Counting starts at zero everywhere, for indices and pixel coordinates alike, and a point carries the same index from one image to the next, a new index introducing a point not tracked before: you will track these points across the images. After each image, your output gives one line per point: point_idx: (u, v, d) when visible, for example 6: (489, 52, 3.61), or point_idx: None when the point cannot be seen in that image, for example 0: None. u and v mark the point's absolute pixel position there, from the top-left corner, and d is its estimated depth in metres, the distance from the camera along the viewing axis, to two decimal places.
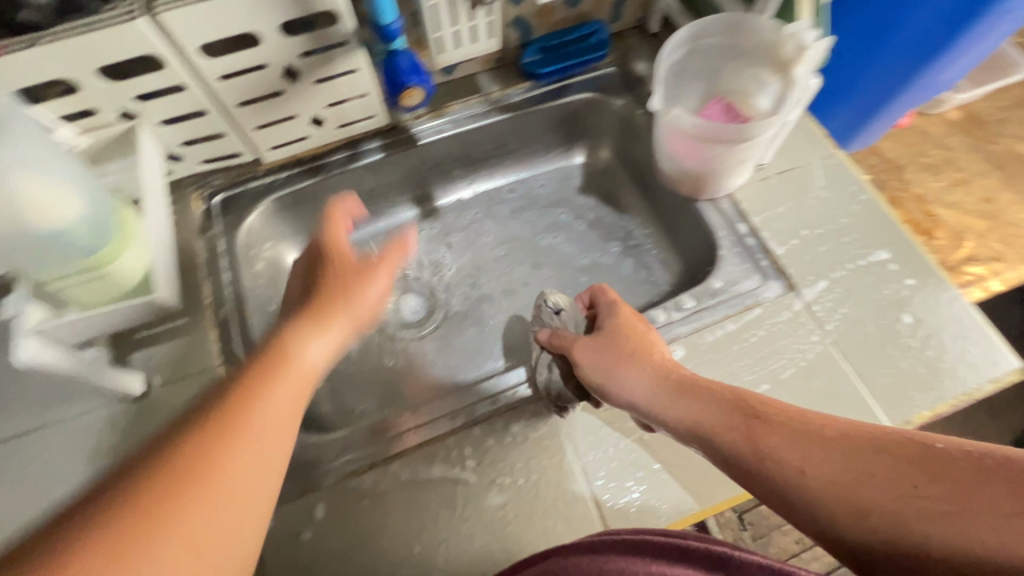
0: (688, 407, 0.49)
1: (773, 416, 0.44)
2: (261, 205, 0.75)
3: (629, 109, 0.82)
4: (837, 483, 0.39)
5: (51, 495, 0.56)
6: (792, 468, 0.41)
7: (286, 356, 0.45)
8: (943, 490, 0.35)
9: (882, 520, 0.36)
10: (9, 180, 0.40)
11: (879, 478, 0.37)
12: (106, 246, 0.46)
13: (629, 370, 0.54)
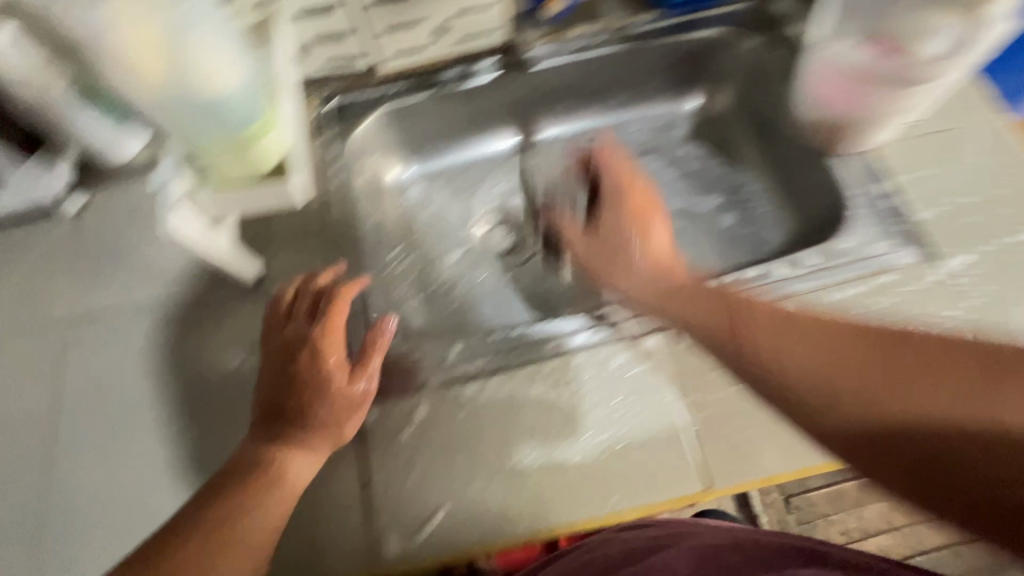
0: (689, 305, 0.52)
1: (755, 319, 0.48)
2: (375, 113, 0.74)
3: (761, 51, 0.75)
4: (826, 372, 0.43)
5: (182, 360, 0.61)
6: (771, 355, 0.46)
7: (261, 481, 0.48)
8: (915, 365, 0.40)
9: (882, 401, 0.40)
10: (182, 39, 0.40)
11: (850, 357, 0.43)
12: (253, 126, 0.45)
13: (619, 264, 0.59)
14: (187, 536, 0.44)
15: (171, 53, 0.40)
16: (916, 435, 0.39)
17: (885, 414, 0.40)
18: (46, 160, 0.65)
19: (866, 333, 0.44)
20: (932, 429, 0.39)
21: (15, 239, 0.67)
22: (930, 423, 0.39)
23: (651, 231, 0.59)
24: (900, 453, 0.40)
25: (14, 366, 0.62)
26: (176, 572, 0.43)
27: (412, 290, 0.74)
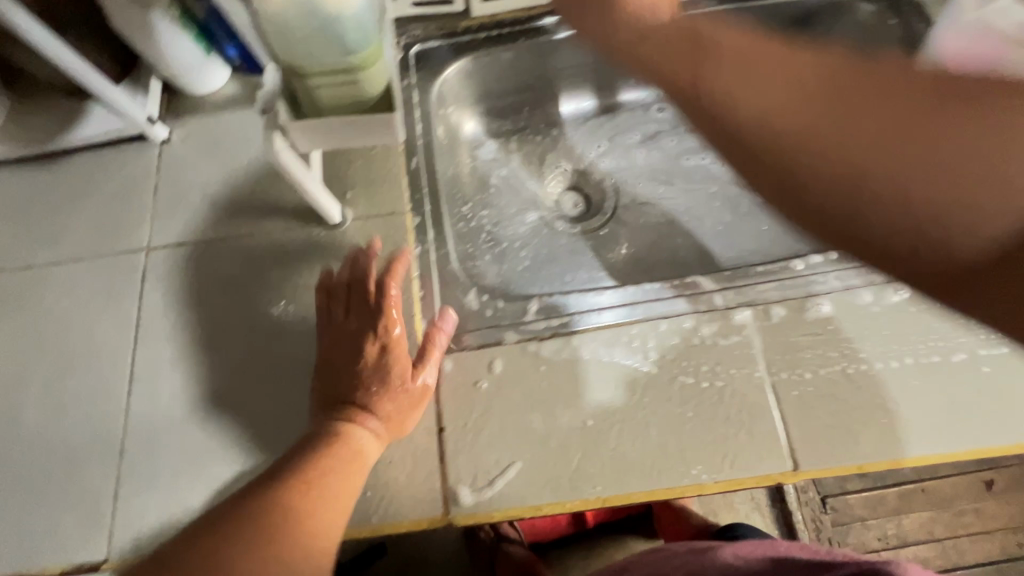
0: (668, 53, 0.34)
1: (726, 44, 0.32)
2: (456, 63, 0.72)
3: (878, 17, 0.69)
4: (813, 97, 0.27)
5: (257, 295, 0.61)
6: (724, 94, 0.31)
7: (328, 455, 0.47)
8: (901, 106, 0.25)
9: (809, 133, 0.27)
10: None
11: (825, 85, 0.28)
12: (368, 50, 0.43)
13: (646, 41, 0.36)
14: (255, 502, 0.44)
15: None
16: (944, 177, 0.24)
17: (923, 146, 0.24)
18: (140, 87, 0.67)
19: (829, 66, 0.28)
20: (874, 153, 0.25)
21: (101, 164, 0.68)
22: (956, 146, 0.24)
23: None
24: (828, 208, 0.27)
25: (96, 288, 0.63)
26: (247, 538, 0.42)
27: (482, 246, 0.72)
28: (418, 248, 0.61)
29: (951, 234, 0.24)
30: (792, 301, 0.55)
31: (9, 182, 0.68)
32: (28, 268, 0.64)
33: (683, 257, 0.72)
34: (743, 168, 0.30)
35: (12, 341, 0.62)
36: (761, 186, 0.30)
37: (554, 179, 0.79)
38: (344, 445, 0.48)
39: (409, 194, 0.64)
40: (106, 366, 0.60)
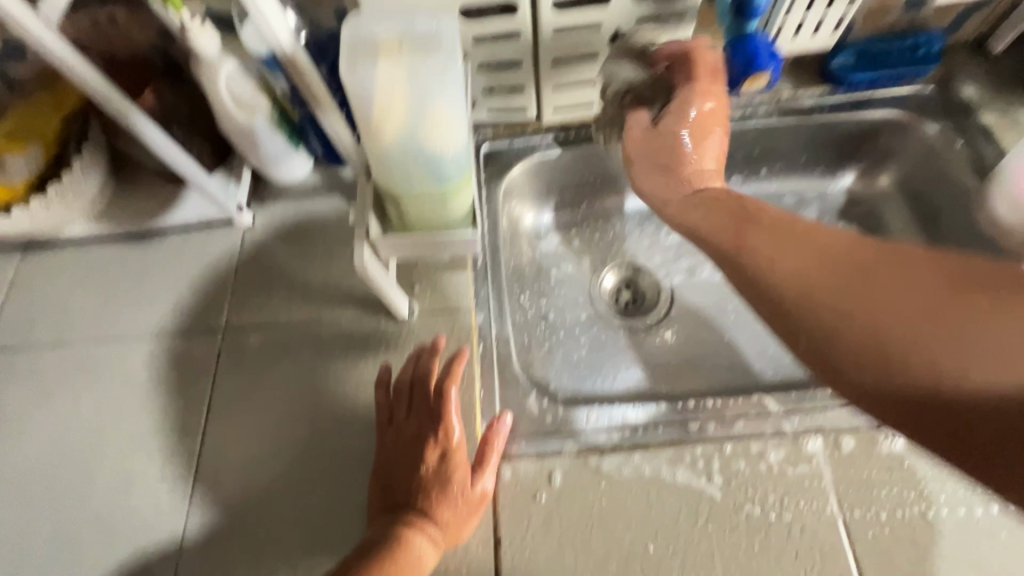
0: (776, 247, 0.47)
1: (761, 220, 0.50)
2: (524, 162, 0.74)
3: (944, 139, 0.69)
4: (885, 323, 0.40)
5: (324, 383, 0.63)
6: (763, 260, 0.47)
7: (394, 566, 0.47)
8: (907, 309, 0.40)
9: (858, 314, 0.41)
10: (439, 104, 0.41)
11: (852, 283, 0.42)
12: (464, 182, 0.47)
13: (754, 238, 0.48)
14: None
15: (425, 114, 0.42)
16: (943, 371, 0.37)
17: (916, 347, 0.38)
18: (233, 174, 0.72)
19: (851, 257, 0.44)
20: (877, 329, 0.40)
21: (190, 244, 0.73)
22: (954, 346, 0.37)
23: (706, 138, 0.58)
24: (838, 355, 0.41)
25: (176, 364, 0.66)
26: None
27: (536, 337, 0.73)
28: (481, 346, 0.62)
29: (944, 392, 0.37)
30: (863, 432, 0.53)
31: (108, 256, 0.74)
32: (117, 340, 0.69)
33: (738, 361, 0.72)
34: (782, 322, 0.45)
35: (96, 410, 0.65)
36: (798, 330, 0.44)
37: (608, 273, 0.80)
38: (405, 555, 0.48)
39: (474, 290, 0.65)
40: (179, 444, 0.62)
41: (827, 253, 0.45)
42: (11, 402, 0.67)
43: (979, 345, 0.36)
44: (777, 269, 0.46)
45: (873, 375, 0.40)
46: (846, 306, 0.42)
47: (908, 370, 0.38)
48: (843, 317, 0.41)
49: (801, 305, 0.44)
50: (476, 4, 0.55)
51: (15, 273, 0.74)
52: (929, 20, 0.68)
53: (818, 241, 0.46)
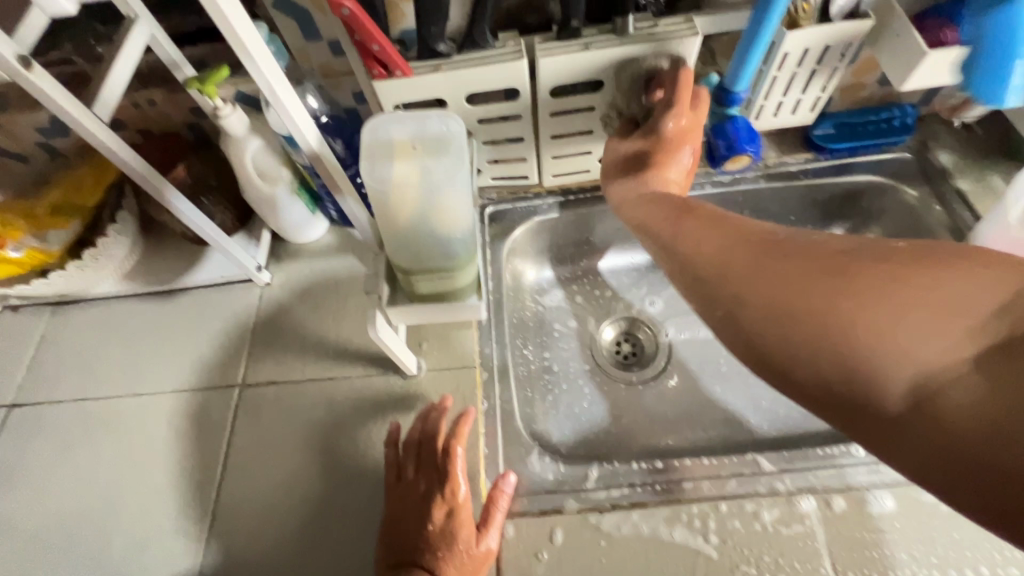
0: (703, 236, 0.49)
1: (696, 212, 0.52)
2: (526, 223, 0.79)
3: (923, 202, 0.73)
4: (784, 295, 0.40)
5: (336, 438, 0.66)
6: (688, 243, 0.49)
7: None
8: (815, 277, 0.40)
9: (766, 283, 0.42)
10: (447, 195, 0.46)
11: (768, 258, 0.43)
12: (470, 259, 0.51)
13: (680, 230, 0.51)
14: None
15: (435, 203, 0.46)
16: (844, 336, 0.37)
17: (822, 309, 0.38)
18: (253, 237, 0.77)
19: (770, 238, 0.45)
20: (780, 295, 0.40)
21: (210, 301, 0.77)
22: (856, 313, 0.37)
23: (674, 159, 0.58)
24: (744, 320, 0.42)
25: (196, 420, 0.70)
26: None
27: (540, 390, 0.76)
28: (486, 404, 0.64)
29: (845, 357, 0.36)
30: (853, 491, 0.55)
31: (134, 313, 0.78)
32: (139, 395, 0.72)
33: (735, 415, 0.74)
34: (700, 291, 0.47)
35: (121, 465, 0.69)
36: (712, 301, 0.45)
37: (608, 326, 0.83)
38: None
39: (479, 347, 0.69)
40: (198, 499, 0.65)
41: (741, 240, 0.46)
42: (39, 457, 0.70)
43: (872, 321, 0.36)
44: (696, 255, 0.48)
45: (775, 350, 0.40)
46: (749, 285, 0.43)
47: (810, 334, 0.38)
48: (749, 294, 0.42)
49: (717, 286, 0.45)
50: (481, 92, 0.59)
51: (46, 330, 0.78)
52: (904, 94, 0.73)
53: (734, 230, 0.47)
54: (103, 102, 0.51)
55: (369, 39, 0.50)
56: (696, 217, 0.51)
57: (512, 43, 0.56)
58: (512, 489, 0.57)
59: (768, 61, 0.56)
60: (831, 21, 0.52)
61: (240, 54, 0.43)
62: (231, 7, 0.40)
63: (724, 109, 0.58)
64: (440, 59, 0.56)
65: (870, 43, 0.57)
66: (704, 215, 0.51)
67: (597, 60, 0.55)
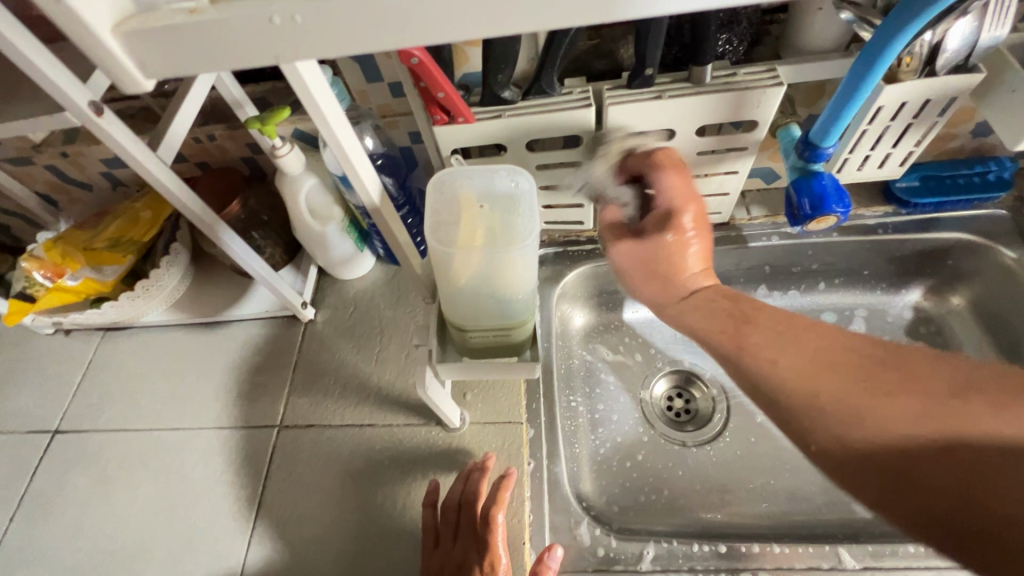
0: (784, 352, 0.45)
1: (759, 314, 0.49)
2: (579, 267, 0.75)
3: None
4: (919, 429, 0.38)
5: (374, 492, 0.63)
6: (763, 354, 0.46)
7: None
8: (926, 388, 0.40)
9: (864, 398, 0.40)
10: (504, 262, 0.43)
11: (858, 366, 0.42)
12: (528, 315, 0.47)
13: (755, 337, 0.47)
14: None
15: (493, 266, 0.43)
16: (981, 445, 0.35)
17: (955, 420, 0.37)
18: (301, 273, 0.76)
19: (854, 345, 0.44)
20: (889, 408, 0.39)
21: (253, 335, 0.76)
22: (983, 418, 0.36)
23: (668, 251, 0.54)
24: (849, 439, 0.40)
25: (233, 460, 0.68)
26: None
27: (587, 446, 0.71)
28: (532, 464, 0.60)
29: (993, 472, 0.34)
30: None
31: (179, 342, 0.78)
32: (179, 429, 0.71)
33: (803, 491, 0.68)
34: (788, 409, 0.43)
35: (157, 502, 0.67)
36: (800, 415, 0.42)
37: (660, 378, 0.77)
38: None
39: (526, 402, 0.64)
40: (230, 548, 0.63)
41: (836, 360, 0.43)
42: (77, 487, 0.70)
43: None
44: (782, 379, 0.44)
45: (915, 482, 0.37)
46: (845, 396, 0.41)
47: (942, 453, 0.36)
48: (862, 412, 0.40)
49: (814, 408, 0.42)
50: (543, 138, 0.57)
51: (94, 354, 0.79)
52: (1000, 146, 0.67)
53: (813, 343, 0.45)
54: (168, 143, 0.51)
55: (435, 86, 0.48)
56: (760, 318, 0.48)
57: (579, 90, 0.54)
58: (557, 566, 0.52)
59: (861, 114, 0.52)
60: (938, 75, 0.48)
61: (307, 107, 0.36)
62: (310, 73, 0.34)
63: (807, 164, 0.53)
64: (503, 105, 0.54)
65: (977, 96, 0.52)
66: (765, 307, 0.49)
67: (670, 108, 0.52)
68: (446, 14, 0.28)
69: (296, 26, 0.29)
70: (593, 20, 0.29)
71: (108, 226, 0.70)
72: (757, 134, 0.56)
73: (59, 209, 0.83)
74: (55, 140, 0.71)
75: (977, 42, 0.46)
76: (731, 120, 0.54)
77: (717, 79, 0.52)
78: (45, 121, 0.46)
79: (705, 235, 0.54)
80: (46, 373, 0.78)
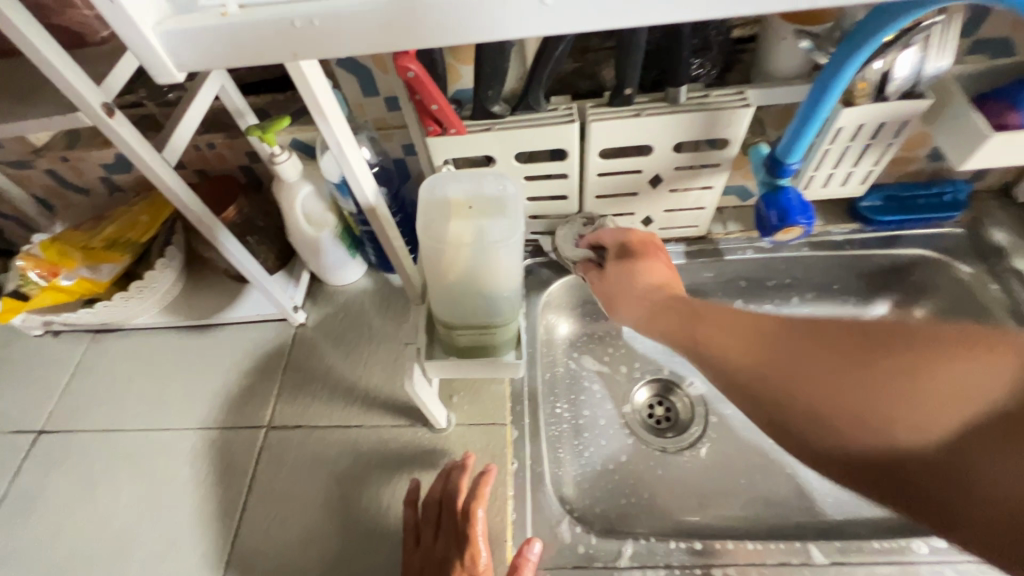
0: (725, 334, 0.43)
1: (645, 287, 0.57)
2: (564, 277, 0.78)
3: (978, 280, 0.70)
4: (848, 397, 0.34)
5: (358, 493, 0.64)
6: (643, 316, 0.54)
7: None
8: (792, 326, 0.40)
9: (726, 342, 0.42)
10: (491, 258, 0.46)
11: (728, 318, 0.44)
12: (513, 314, 0.50)
13: (639, 311, 0.55)
14: None
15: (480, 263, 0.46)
16: (833, 373, 0.35)
17: (826, 352, 0.36)
18: (293, 278, 0.78)
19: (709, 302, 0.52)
20: (754, 346, 0.41)
21: (244, 338, 0.78)
22: (840, 352, 0.36)
23: (647, 267, 0.59)
24: (735, 385, 0.40)
25: (219, 460, 0.69)
26: None
27: (570, 451, 0.73)
28: (515, 464, 0.61)
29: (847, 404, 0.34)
30: None
31: (169, 345, 0.78)
32: (165, 429, 0.72)
33: (777, 495, 0.70)
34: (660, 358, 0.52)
35: (140, 502, 0.68)
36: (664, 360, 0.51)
37: (640, 387, 0.80)
38: None
39: (510, 404, 0.66)
40: (213, 547, 0.63)
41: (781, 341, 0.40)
42: (59, 487, 0.70)
43: (879, 380, 0.34)
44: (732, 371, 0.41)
45: (800, 411, 0.36)
46: (717, 338, 0.43)
47: (798, 381, 0.37)
48: (720, 352, 0.43)
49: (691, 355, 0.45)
50: (529, 151, 0.60)
51: (82, 357, 0.79)
52: (954, 169, 0.72)
53: (680, 300, 0.53)
54: (174, 146, 0.54)
55: (429, 99, 0.52)
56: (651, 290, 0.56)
57: (564, 107, 0.58)
58: (532, 562, 0.53)
59: (822, 134, 0.56)
60: (890, 100, 0.52)
61: (311, 106, 0.39)
62: (314, 74, 0.37)
63: (773, 179, 0.57)
64: (491, 119, 0.58)
65: (927, 121, 0.57)
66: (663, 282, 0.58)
67: (647, 124, 0.56)
68: (443, 22, 0.31)
69: (308, 31, 0.32)
70: (572, 26, 0.32)
71: (106, 226, 0.71)
72: (729, 151, 0.60)
73: (55, 213, 0.84)
74: (56, 144, 0.73)
75: (923, 71, 0.50)
76: (705, 137, 0.58)
77: (691, 99, 0.56)
78: (57, 122, 0.48)
79: (661, 262, 0.60)
80: (33, 374, 0.78)
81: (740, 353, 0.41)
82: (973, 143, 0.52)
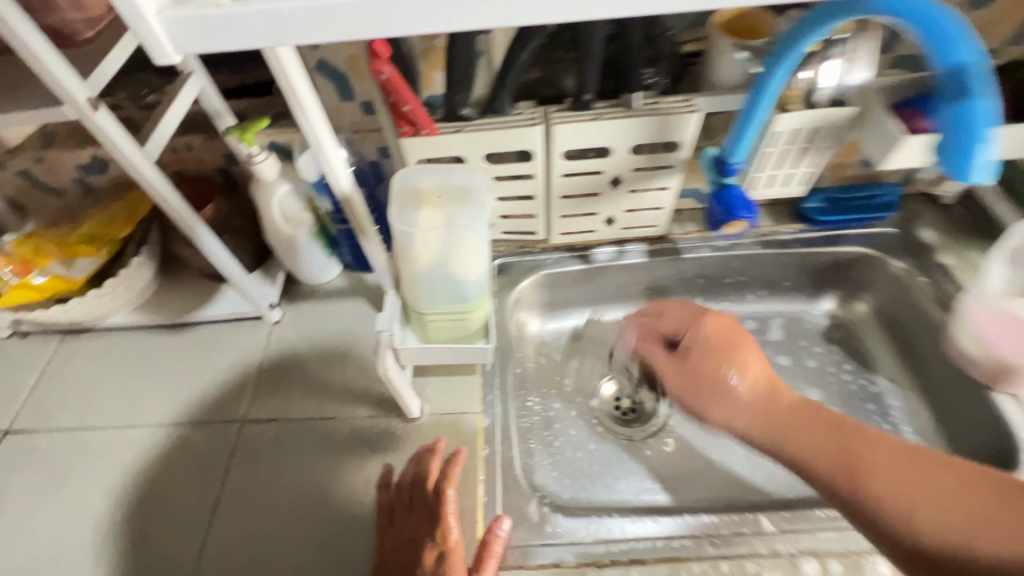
0: (892, 464, 0.48)
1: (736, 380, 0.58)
2: (534, 275, 0.81)
3: (909, 274, 0.77)
4: (978, 530, 0.42)
5: (333, 482, 0.65)
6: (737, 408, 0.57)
7: None
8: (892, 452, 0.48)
9: (833, 452, 0.50)
10: (459, 241, 0.49)
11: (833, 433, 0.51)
12: (482, 296, 0.53)
13: (732, 407, 0.57)
14: None
15: (449, 247, 0.49)
16: (914, 486, 0.46)
17: (906, 467, 0.47)
18: (268, 276, 0.80)
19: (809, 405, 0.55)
20: (861, 462, 0.48)
21: (219, 336, 0.79)
22: (921, 471, 0.47)
23: (738, 362, 0.58)
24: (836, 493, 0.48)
25: (192, 455, 0.69)
26: None
27: (540, 442, 0.76)
28: (486, 450, 0.64)
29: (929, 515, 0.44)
30: (850, 554, 0.56)
31: (142, 344, 0.79)
32: (137, 427, 0.72)
33: (734, 479, 0.74)
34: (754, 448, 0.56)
35: (110, 498, 0.67)
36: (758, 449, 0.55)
37: (608, 381, 0.83)
38: None
39: (481, 394, 0.69)
40: (188, 541, 0.64)
41: (942, 479, 0.46)
42: (26, 486, 0.69)
43: (949, 501, 0.44)
44: (890, 506, 0.45)
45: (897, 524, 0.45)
46: (825, 453, 0.50)
47: (895, 497, 0.46)
48: (832, 462, 0.49)
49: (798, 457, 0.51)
50: (497, 152, 0.64)
51: (50, 358, 0.79)
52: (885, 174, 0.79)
53: (778, 403, 0.56)
54: (154, 141, 0.56)
55: (401, 100, 0.56)
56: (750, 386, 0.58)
57: (528, 112, 0.62)
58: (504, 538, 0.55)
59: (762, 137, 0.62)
60: (819, 106, 0.58)
61: (288, 95, 0.43)
62: (291, 63, 0.41)
63: (720, 178, 0.62)
64: (461, 122, 0.62)
65: (855, 127, 0.63)
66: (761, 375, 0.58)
67: (605, 128, 0.61)
68: (408, 17, 0.35)
69: (285, 25, 0.35)
70: (523, 21, 0.36)
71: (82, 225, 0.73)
72: (681, 154, 0.65)
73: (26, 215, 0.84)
74: (32, 146, 0.74)
75: (844, 82, 0.57)
76: (659, 140, 0.63)
77: (644, 104, 0.61)
78: (38, 114, 0.50)
79: (753, 353, 0.59)
80: None
81: (848, 466, 0.49)
82: (890, 144, 0.58)
